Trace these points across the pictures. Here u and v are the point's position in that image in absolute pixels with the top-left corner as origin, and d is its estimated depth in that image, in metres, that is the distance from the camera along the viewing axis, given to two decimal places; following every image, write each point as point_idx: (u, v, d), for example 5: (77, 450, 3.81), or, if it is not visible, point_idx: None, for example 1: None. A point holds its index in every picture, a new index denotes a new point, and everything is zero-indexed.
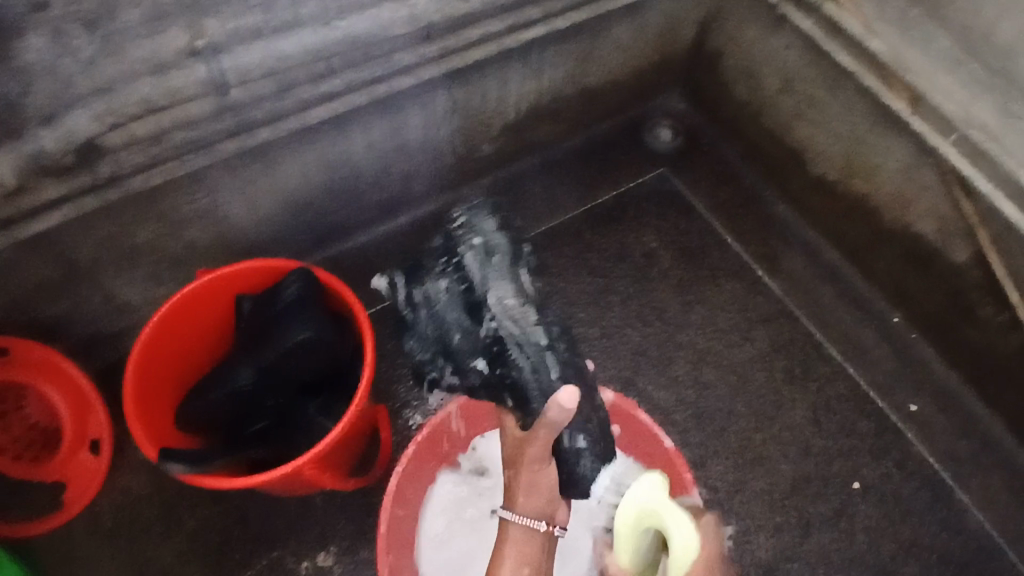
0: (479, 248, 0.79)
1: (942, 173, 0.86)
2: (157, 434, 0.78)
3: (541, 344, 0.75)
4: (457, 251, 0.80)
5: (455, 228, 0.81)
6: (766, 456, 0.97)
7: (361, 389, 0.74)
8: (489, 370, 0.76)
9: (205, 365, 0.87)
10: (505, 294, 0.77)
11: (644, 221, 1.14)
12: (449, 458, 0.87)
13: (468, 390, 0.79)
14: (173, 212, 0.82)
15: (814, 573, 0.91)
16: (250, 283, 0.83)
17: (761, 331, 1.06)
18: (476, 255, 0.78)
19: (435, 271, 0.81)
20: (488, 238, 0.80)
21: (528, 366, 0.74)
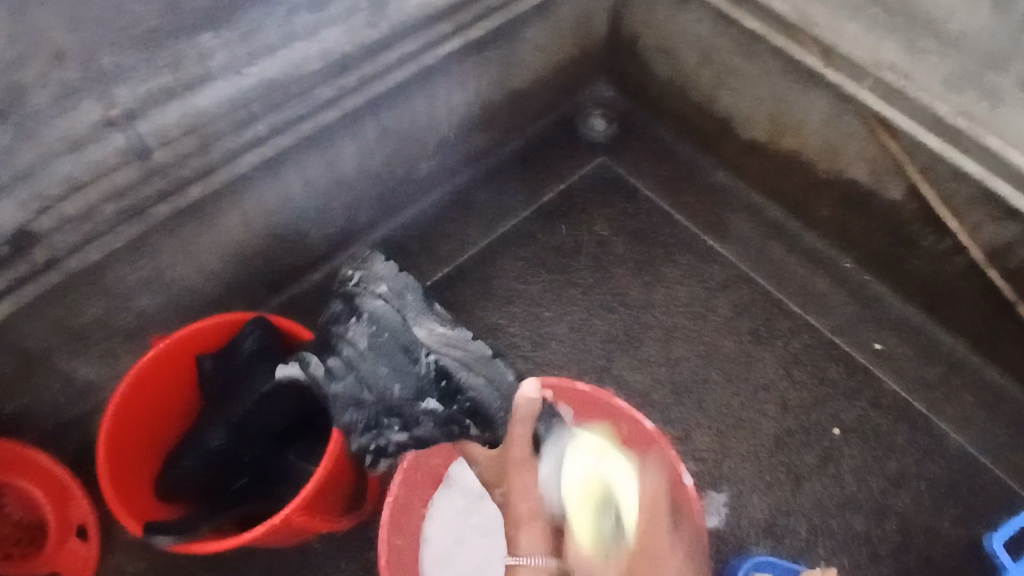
0: (387, 295, 0.83)
1: (863, 116, 0.89)
2: (138, 510, 0.76)
3: (488, 354, 0.85)
4: (362, 306, 0.82)
5: (353, 288, 0.84)
6: (747, 419, 0.99)
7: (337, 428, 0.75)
8: (442, 407, 0.80)
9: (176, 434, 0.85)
10: (432, 325, 0.84)
11: (592, 211, 1.15)
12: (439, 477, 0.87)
13: (416, 445, 0.80)
14: (120, 284, 0.81)
15: (811, 523, 0.93)
16: (207, 342, 0.82)
17: (722, 298, 1.08)
18: (387, 302, 0.83)
19: (343, 333, 0.79)
20: (392, 283, 0.85)
21: (482, 382, 0.83)
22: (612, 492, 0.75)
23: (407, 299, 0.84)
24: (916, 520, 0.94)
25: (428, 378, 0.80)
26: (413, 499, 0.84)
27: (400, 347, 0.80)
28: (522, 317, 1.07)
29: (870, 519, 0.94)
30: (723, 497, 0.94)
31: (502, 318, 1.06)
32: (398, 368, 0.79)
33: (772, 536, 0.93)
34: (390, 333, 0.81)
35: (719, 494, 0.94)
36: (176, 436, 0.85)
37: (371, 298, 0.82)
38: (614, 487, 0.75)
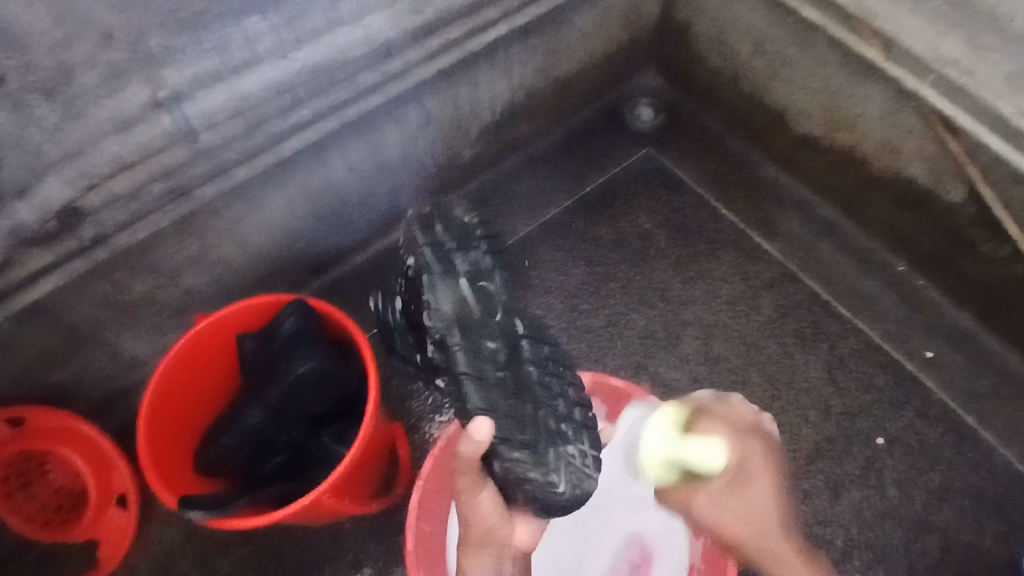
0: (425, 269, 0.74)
1: (924, 114, 0.85)
2: (176, 482, 0.78)
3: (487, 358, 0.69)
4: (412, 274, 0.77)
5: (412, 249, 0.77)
6: (785, 423, 0.97)
7: (369, 414, 0.75)
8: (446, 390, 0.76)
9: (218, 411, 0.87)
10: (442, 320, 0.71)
11: (635, 203, 1.13)
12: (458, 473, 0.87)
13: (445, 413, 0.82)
14: (164, 262, 0.83)
15: (847, 533, 0.91)
16: (247, 322, 0.83)
17: (766, 298, 1.05)
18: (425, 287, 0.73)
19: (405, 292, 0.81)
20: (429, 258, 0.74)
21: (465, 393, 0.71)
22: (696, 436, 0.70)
23: (432, 290, 0.72)
24: (959, 537, 0.90)
25: (501, 390, 0.71)
26: (441, 486, 0.85)
27: (465, 351, 0.70)
28: (559, 309, 1.06)
29: (910, 533, 0.91)
30: None
31: (539, 310, 1.05)
32: (466, 376, 0.70)
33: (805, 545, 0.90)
34: (458, 336, 0.71)
35: None
36: (217, 411, 0.87)
37: (436, 294, 0.72)
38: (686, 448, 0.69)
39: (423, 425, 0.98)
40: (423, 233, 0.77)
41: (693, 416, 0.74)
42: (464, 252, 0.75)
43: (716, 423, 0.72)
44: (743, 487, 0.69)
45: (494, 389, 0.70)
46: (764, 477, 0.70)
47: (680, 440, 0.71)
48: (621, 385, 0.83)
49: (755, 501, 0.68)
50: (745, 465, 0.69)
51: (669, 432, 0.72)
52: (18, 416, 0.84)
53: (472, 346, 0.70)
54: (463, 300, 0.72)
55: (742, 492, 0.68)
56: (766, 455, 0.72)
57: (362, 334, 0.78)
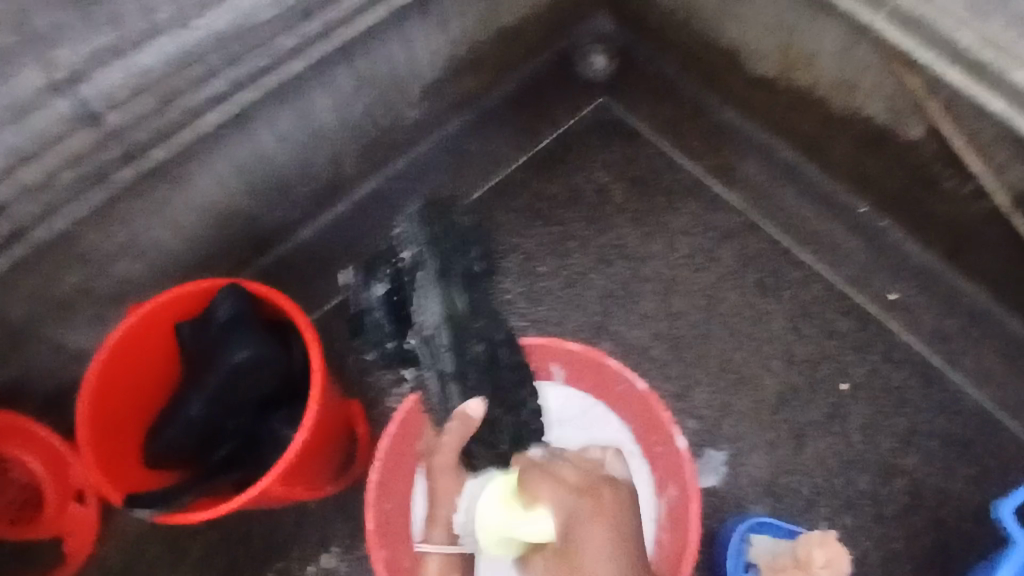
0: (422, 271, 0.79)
1: (881, 47, 0.80)
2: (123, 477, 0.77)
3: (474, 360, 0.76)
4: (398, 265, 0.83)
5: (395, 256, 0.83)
6: (749, 374, 0.95)
7: (312, 400, 0.73)
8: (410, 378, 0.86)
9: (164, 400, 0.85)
10: (431, 316, 0.76)
11: (592, 155, 1.10)
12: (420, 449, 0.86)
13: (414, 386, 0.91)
14: (93, 252, 0.80)
15: (813, 481, 0.90)
16: (184, 310, 0.80)
17: (727, 248, 1.02)
18: (421, 292, 0.78)
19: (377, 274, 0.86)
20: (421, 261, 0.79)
21: (434, 390, 0.78)
22: (529, 504, 0.64)
23: (423, 297, 0.77)
24: (926, 479, 0.90)
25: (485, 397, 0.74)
26: (400, 465, 0.84)
27: (452, 353, 0.76)
28: (516, 272, 1.03)
29: (876, 477, 0.90)
30: (721, 455, 0.91)
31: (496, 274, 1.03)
32: (452, 377, 0.77)
33: (772, 496, 0.90)
34: (446, 339, 0.75)
35: (716, 453, 0.91)
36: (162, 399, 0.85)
37: (429, 297, 0.77)
38: (516, 520, 0.64)
39: (383, 399, 0.97)
40: (424, 228, 0.82)
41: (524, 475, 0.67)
42: (459, 260, 0.80)
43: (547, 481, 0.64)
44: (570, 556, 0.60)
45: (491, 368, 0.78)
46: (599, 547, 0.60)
47: (511, 509, 0.65)
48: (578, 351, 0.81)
49: (593, 562, 0.59)
50: (573, 535, 0.61)
51: (504, 500, 0.66)
52: None
53: (459, 349, 0.76)
54: (453, 302, 0.77)
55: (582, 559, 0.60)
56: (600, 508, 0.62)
57: (304, 320, 0.76)
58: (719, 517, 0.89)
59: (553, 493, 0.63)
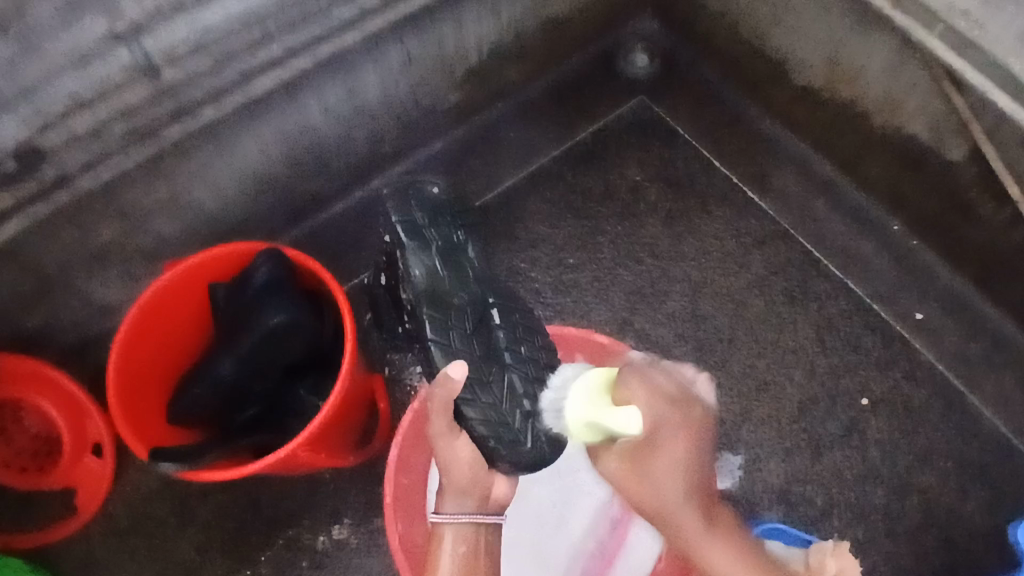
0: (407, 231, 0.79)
1: (930, 68, 0.81)
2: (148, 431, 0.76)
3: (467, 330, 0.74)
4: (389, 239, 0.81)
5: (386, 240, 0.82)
6: (771, 382, 0.95)
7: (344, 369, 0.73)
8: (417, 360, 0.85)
9: (190, 362, 0.85)
10: (417, 280, 0.76)
11: (626, 154, 1.10)
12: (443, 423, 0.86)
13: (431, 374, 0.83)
14: (134, 207, 0.80)
15: (828, 492, 0.91)
16: (221, 271, 0.80)
17: (757, 256, 1.02)
18: (415, 260, 0.77)
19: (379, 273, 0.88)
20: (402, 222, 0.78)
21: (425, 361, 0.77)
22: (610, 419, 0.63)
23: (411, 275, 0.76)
24: (939, 499, 0.90)
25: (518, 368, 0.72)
26: (421, 441, 0.83)
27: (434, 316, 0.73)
28: (544, 263, 1.03)
29: (890, 493, 0.91)
30: (739, 460, 0.92)
31: (525, 263, 1.03)
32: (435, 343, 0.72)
33: (785, 503, 0.90)
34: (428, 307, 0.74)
35: (734, 457, 0.91)
36: (189, 360, 0.85)
37: (412, 264, 0.77)
38: (605, 411, 0.63)
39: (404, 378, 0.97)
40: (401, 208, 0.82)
41: (627, 369, 0.66)
42: (438, 228, 0.80)
43: (643, 386, 0.62)
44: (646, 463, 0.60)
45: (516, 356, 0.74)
46: (680, 474, 0.60)
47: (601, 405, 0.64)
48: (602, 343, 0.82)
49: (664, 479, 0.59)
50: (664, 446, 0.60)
51: (594, 395, 0.65)
52: None
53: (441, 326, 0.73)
54: (434, 271, 0.76)
55: (648, 483, 0.60)
56: (688, 422, 0.60)
57: (338, 286, 0.75)
58: (733, 520, 0.89)
59: (647, 398, 0.61)
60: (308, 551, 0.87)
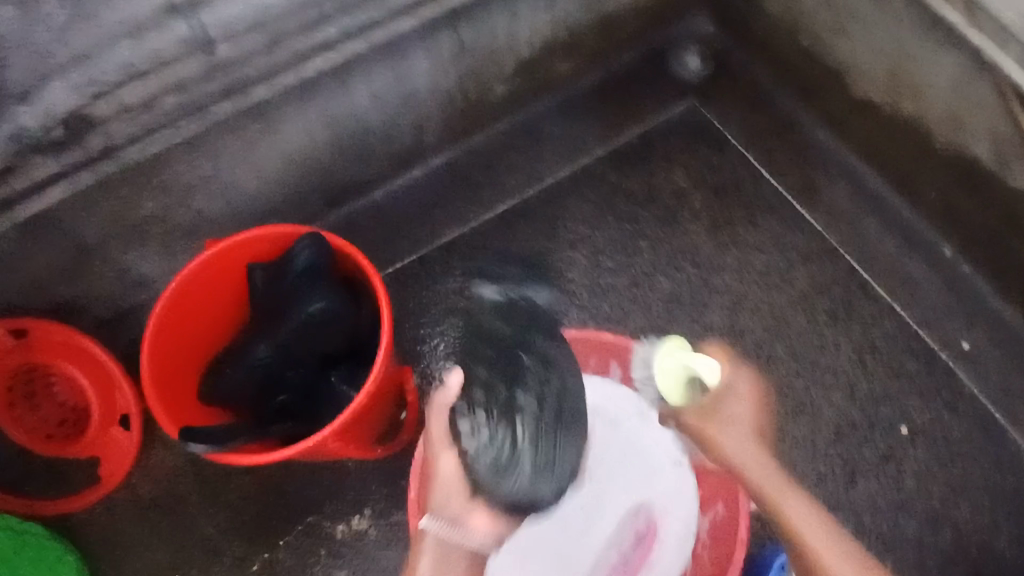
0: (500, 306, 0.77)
1: (999, 87, 0.76)
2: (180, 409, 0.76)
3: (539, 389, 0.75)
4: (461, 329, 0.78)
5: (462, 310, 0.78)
6: (808, 403, 0.93)
7: (379, 361, 0.72)
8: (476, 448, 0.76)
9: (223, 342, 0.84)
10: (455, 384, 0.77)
11: (673, 157, 1.07)
12: None
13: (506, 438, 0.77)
14: (177, 182, 0.79)
15: (857, 518, 0.88)
16: (261, 251, 0.79)
17: (801, 271, 1.00)
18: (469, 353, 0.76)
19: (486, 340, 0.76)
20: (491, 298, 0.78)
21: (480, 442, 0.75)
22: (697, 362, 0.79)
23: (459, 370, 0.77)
24: (973, 536, 0.88)
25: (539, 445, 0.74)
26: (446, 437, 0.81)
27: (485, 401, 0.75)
28: (582, 264, 1.01)
29: (923, 526, 0.88)
30: None
31: (562, 263, 1.01)
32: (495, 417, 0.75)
33: None
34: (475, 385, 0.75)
35: None
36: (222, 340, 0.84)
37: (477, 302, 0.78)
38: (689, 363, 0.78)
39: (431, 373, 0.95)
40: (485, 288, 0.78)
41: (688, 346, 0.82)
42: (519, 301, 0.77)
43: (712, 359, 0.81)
44: (727, 429, 0.74)
45: (534, 452, 0.74)
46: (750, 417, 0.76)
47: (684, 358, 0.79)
48: (638, 351, 0.80)
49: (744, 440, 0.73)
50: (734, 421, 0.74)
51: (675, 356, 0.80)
52: (21, 329, 0.82)
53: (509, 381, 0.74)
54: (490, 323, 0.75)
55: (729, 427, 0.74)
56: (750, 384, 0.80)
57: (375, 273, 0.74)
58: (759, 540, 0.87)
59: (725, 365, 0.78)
60: (326, 540, 0.86)
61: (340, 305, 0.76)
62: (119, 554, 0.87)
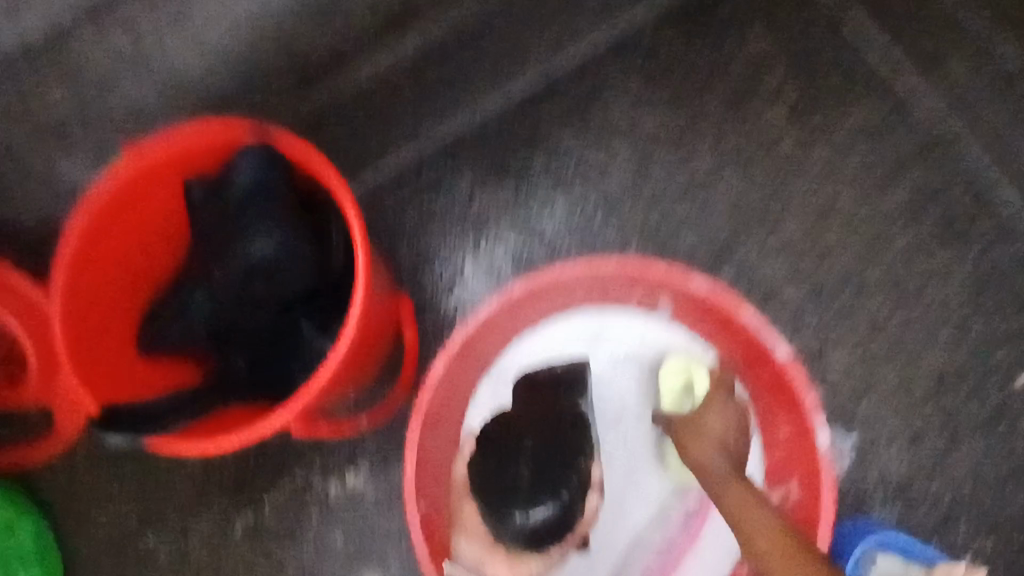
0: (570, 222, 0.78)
1: None
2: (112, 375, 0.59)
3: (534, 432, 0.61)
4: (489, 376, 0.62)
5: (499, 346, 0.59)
6: (906, 344, 0.74)
7: (351, 322, 0.55)
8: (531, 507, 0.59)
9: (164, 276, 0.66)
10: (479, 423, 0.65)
11: (751, 12, 0.80)
12: (480, 363, 0.71)
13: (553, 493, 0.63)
14: (78, 67, 0.56)
15: (957, 490, 0.72)
16: (198, 160, 0.60)
17: (909, 171, 0.77)
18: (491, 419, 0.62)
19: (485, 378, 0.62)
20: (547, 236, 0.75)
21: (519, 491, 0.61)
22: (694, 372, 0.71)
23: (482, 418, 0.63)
24: None
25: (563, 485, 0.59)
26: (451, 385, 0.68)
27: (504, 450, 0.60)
28: (625, 163, 0.80)
29: None
30: (850, 442, 0.73)
31: (598, 160, 0.80)
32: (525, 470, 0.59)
33: (902, 500, 0.72)
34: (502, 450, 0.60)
35: (846, 437, 0.73)
36: (161, 280, 0.66)
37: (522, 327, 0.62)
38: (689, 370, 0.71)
39: (440, 297, 0.77)
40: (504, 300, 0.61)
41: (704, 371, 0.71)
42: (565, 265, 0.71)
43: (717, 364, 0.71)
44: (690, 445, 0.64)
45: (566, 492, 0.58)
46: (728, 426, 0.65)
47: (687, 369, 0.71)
48: (704, 288, 0.63)
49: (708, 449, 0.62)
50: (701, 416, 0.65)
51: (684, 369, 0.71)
52: None
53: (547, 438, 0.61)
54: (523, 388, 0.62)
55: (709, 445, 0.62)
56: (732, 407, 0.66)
57: (345, 190, 0.55)
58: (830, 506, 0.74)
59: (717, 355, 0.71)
60: (318, 499, 0.75)
61: (301, 237, 0.60)
62: (85, 512, 0.75)
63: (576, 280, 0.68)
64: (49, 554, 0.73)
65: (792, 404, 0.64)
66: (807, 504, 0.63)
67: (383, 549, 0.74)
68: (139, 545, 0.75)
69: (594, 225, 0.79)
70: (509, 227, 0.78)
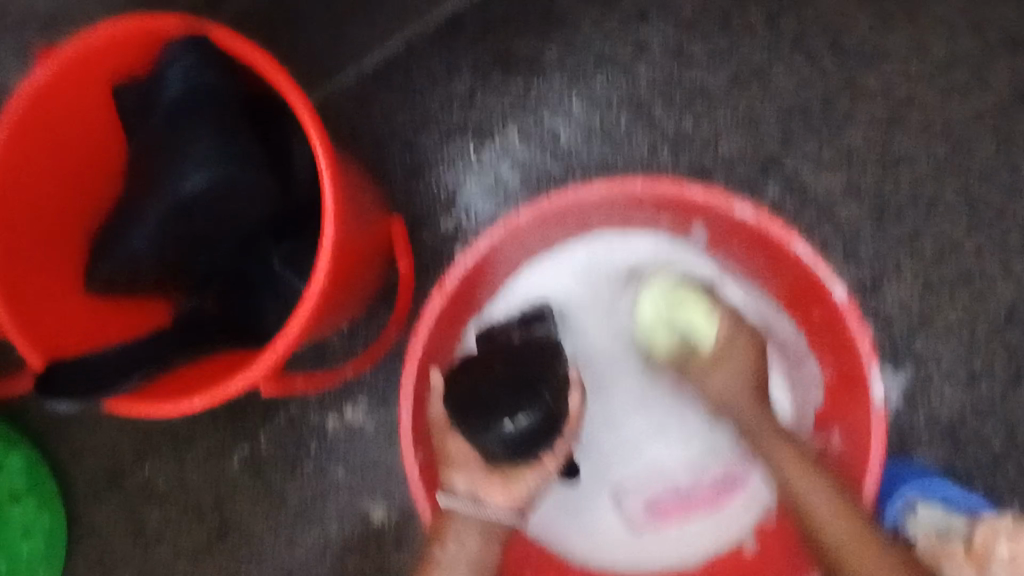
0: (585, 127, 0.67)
1: None
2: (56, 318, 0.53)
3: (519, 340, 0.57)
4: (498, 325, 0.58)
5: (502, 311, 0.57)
6: (975, 272, 0.65)
7: (322, 262, 0.49)
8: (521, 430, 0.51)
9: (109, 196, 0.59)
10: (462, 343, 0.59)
11: None
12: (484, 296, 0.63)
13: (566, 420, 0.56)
14: None
15: (1017, 436, 0.65)
16: (121, 58, 0.52)
17: (1000, 65, 0.66)
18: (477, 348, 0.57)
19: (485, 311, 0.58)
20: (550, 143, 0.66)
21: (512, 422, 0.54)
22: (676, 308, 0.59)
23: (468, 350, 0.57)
24: None
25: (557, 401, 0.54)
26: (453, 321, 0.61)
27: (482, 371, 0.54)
28: (659, 51, 0.67)
29: None
30: (900, 381, 0.65)
31: (628, 50, 0.67)
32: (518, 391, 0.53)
33: (954, 446, 0.65)
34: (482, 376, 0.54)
35: (894, 376, 0.65)
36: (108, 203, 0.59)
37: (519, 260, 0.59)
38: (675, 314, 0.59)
39: (438, 216, 0.67)
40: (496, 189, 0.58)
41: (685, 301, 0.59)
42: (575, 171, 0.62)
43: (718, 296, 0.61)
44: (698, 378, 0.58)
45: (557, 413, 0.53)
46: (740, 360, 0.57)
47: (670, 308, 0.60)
48: (748, 215, 0.53)
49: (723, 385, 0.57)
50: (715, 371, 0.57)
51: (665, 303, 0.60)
52: None
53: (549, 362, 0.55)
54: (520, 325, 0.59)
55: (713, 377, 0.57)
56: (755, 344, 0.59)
57: (303, 102, 0.47)
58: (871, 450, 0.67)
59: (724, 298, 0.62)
60: (316, 433, 0.70)
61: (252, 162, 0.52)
62: (78, 440, 0.71)
63: (597, 203, 0.58)
64: (43, 488, 0.68)
65: (845, 352, 0.56)
66: (850, 458, 0.56)
67: (385, 484, 0.69)
68: (133, 475, 0.71)
69: (618, 129, 0.67)
70: (518, 131, 0.67)
